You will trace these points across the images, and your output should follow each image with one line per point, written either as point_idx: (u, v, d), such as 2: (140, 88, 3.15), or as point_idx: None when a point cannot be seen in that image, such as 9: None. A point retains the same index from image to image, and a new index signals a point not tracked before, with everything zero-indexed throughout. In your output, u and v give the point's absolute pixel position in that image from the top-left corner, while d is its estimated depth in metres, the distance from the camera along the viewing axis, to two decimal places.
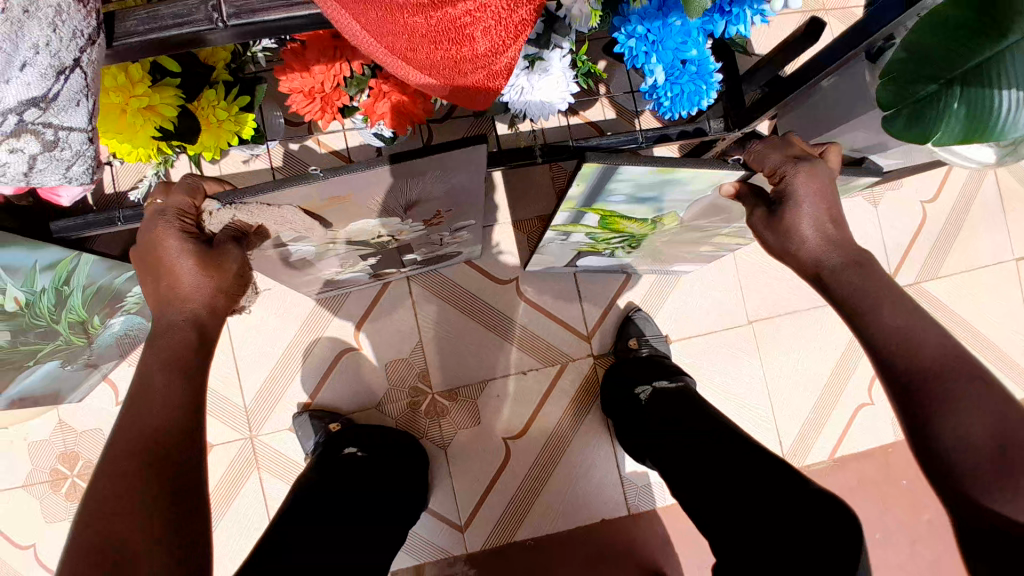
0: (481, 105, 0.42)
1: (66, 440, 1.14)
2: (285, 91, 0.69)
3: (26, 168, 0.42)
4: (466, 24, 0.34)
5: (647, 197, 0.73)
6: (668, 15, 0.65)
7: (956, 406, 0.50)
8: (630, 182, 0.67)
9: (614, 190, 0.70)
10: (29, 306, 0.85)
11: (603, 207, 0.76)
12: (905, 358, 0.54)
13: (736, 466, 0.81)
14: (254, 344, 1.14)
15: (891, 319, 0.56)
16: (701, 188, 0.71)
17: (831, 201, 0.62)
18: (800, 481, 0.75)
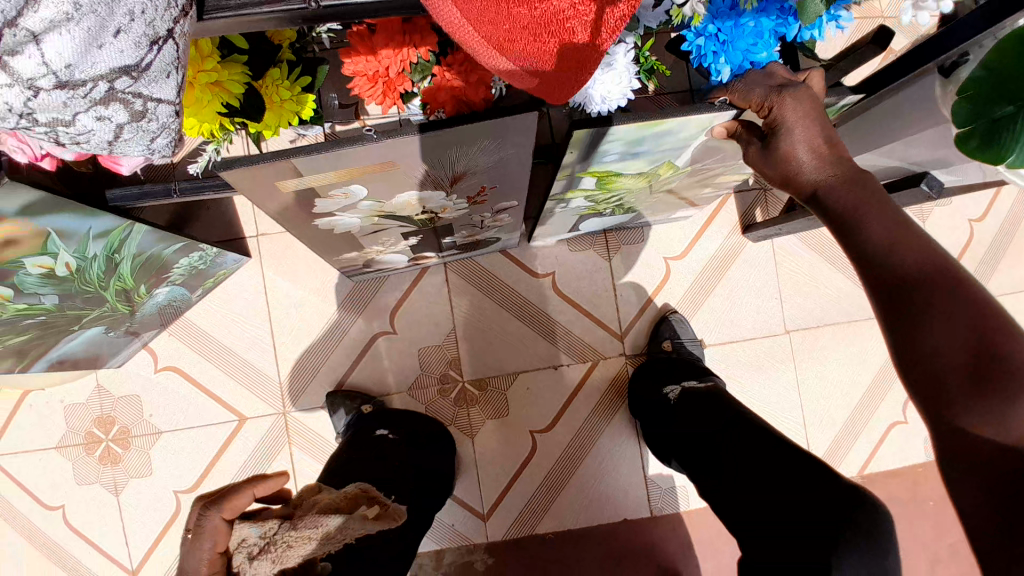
0: (564, 100, 0.41)
1: (104, 404, 1.16)
2: (347, 73, 0.68)
3: (105, 142, 0.37)
4: (568, 18, 0.35)
5: (641, 151, 0.72)
6: (742, 16, 0.63)
7: (941, 312, 0.49)
8: (620, 140, 0.67)
9: (607, 150, 0.69)
10: (80, 272, 0.84)
11: (601, 168, 0.76)
12: (888, 266, 0.52)
13: (769, 464, 0.80)
14: (289, 320, 1.15)
15: (877, 231, 0.54)
16: (692, 133, 0.70)
17: (824, 126, 0.61)
18: (831, 476, 0.74)
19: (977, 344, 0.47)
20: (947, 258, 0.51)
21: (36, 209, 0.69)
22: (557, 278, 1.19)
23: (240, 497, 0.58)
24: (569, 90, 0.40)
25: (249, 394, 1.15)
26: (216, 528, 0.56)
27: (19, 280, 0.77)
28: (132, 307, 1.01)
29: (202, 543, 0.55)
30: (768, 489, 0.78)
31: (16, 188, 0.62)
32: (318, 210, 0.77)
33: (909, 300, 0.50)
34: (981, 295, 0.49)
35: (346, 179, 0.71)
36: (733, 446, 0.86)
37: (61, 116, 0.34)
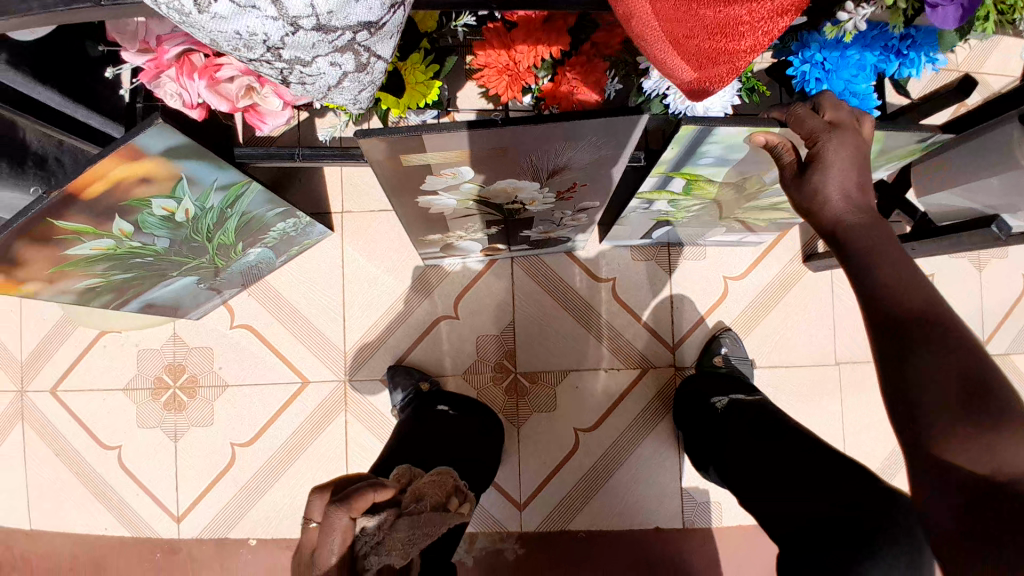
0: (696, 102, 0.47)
1: (176, 352, 1.23)
2: (477, 66, 0.75)
3: (327, 82, 0.44)
4: (742, 23, 0.40)
5: (735, 160, 0.76)
6: (849, 48, 0.70)
7: (934, 349, 0.47)
8: (719, 145, 0.70)
9: (704, 152, 0.73)
10: (194, 220, 0.91)
11: (693, 171, 0.80)
12: (891, 301, 0.51)
13: (820, 477, 0.82)
14: (362, 294, 1.22)
15: (884, 272, 0.52)
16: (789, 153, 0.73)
17: (861, 170, 0.58)
18: (870, 479, 0.79)
19: (969, 388, 0.46)
20: (948, 305, 0.50)
21: (177, 153, 0.76)
22: (618, 285, 1.24)
23: (367, 497, 0.54)
24: (715, 91, 0.44)
25: (313, 359, 1.22)
26: (346, 528, 0.51)
27: (141, 218, 0.84)
28: (225, 264, 1.08)
29: (332, 539, 0.51)
30: (818, 497, 0.80)
31: (165, 130, 0.70)
32: (426, 186, 0.83)
33: (905, 331, 0.49)
34: (979, 345, 0.48)
35: (459, 160, 0.75)
36: (776, 455, 0.89)
37: (304, 56, 0.40)
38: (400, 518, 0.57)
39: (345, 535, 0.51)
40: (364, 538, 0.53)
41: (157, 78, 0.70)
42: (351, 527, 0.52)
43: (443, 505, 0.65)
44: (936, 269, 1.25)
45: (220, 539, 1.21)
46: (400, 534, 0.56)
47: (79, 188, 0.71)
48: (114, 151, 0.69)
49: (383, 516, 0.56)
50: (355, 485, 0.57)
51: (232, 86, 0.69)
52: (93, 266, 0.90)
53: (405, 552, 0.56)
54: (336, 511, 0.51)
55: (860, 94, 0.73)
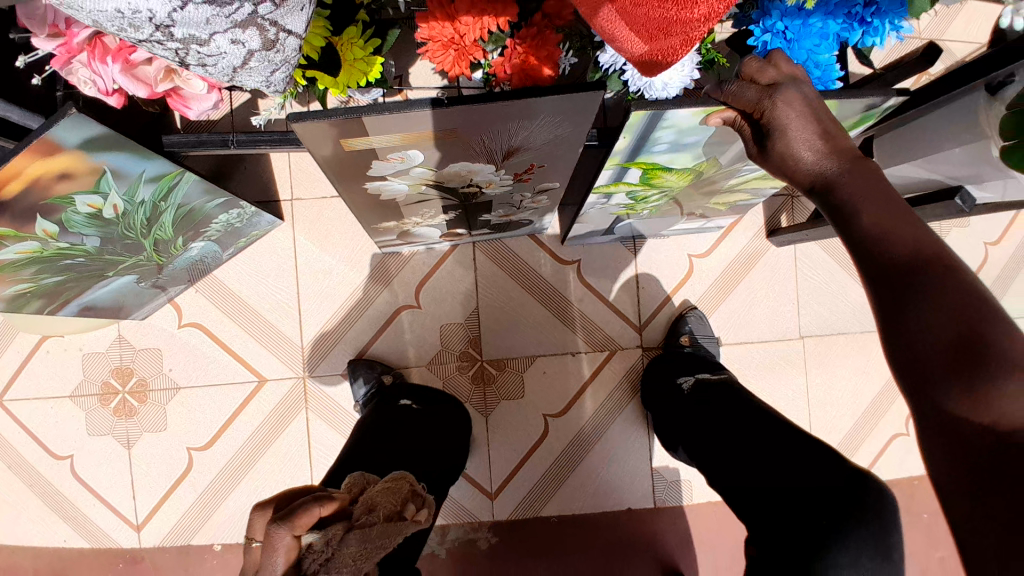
0: (653, 75, 0.43)
1: (123, 355, 1.16)
2: (421, 39, 0.70)
3: (231, 64, 0.38)
4: None
5: (691, 142, 0.73)
6: (810, 16, 0.67)
7: (928, 298, 0.45)
8: (673, 129, 0.68)
9: (657, 138, 0.71)
10: (125, 216, 0.85)
11: (648, 159, 0.77)
12: (881, 250, 0.48)
13: (785, 455, 0.81)
14: (318, 286, 1.17)
15: (871, 216, 0.50)
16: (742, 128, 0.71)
17: (819, 117, 0.55)
18: (834, 459, 0.79)
19: (964, 334, 0.43)
20: (947, 247, 0.46)
21: (96, 144, 0.69)
22: (582, 267, 1.21)
23: (312, 512, 0.50)
24: (669, 66, 0.41)
25: (270, 356, 1.17)
26: (290, 546, 0.47)
27: (66, 218, 0.78)
28: (166, 260, 1.02)
29: (275, 559, 0.47)
30: (787, 476, 0.79)
31: (82, 120, 0.64)
32: (372, 171, 0.77)
33: (897, 281, 0.46)
34: (980, 287, 0.45)
35: (408, 143, 0.70)
36: (743, 434, 0.89)
37: (199, 34, 0.35)
38: (350, 530, 0.54)
39: (291, 553, 0.48)
40: (310, 555, 0.49)
41: (69, 63, 0.64)
42: (296, 543, 0.48)
43: (398, 514, 0.62)
44: None
45: (183, 546, 1.16)
46: (350, 548, 0.53)
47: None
48: (27, 146, 0.63)
49: (330, 530, 0.52)
50: (300, 498, 0.53)
51: (151, 70, 0.64)
52: (20, 271, 0.83)
53: (360, 564, 0.53)
54: (280, 531, 0.47)
55: (822, 66, 0.72)
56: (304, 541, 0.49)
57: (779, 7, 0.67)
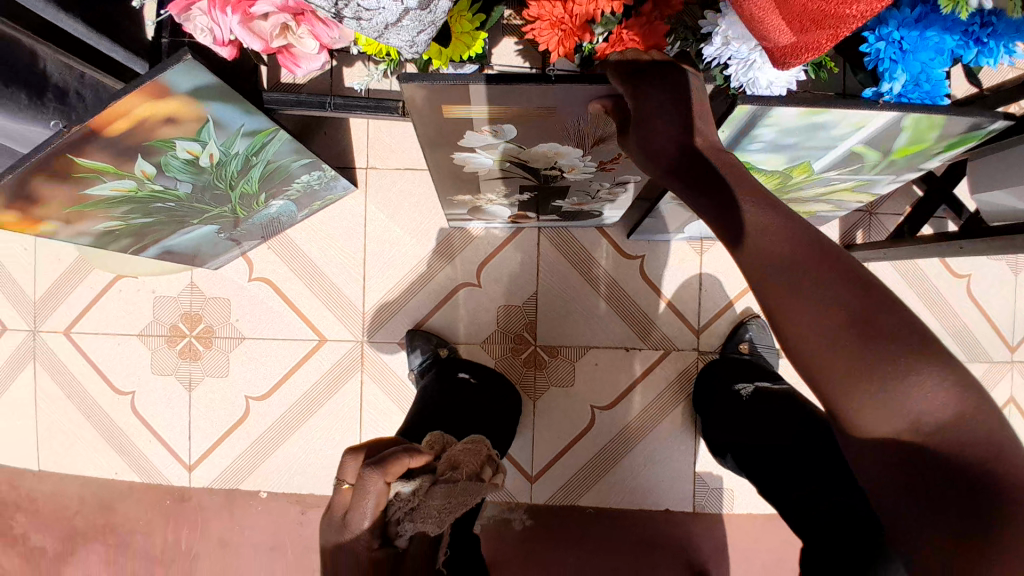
0: (788, 66, 0.42)
1: (192, 301, 1.21)
2: (528, 17, 0.68)
3: (385, 20, 0.39)
4: None
5: (787, 144, 0.72)
6: (928, 29, 0.64)
7: (805, 294, 0.44)
8: (773, 127, 0.68)
9: (756, 136, 0.70)
10: (219, 165, 0.88)
11: (740, 157, 0.76)
12: (761, 250, 0.47)
13: (817, 462, 0.83)
14: (384, 254, 1.19)
15: (752, 215, 0.48)
16: (844, 133, 0.70)
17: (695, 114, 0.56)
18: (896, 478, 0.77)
19: (853, 326, 0.42)
20: (827, 240, 0.46)
21: (206, 93, 0.72)
22: (645, 263, 1.20)
23: (402, 462, 0.52)
24: (809, 59, 0.40)
25: (331, 317, 1.20)
26: (381, 492, 0.49)
27: (165, 160, 0.81)
28: (247, 214, 1.05)
29: (367, 501, 0.49)
30: (845, 491, 0.80)
31: (194, 67, 0.66)
32: (464, 141, 0.78)
33: (775, 283, 0.45)
34: (872, 277, 0.44)
35: (505, 117, 0.70)
36: (784, 440, 0.88)
37: None
38: (434, 486, 0.56)
39: (384, 498, 0.50)
40: (397, 503, 0.52)
41: (188, 10, 0.66)
42: (388, 489, 0.50)
43: (477, 476, 0.64)
44: (976, 268, 1.20)
45: (231, 489, 1.21)
46: (435, 501, 0.55)
47: (102, 125, 0.68)
48: (141, 86, 0.66)
49: (415, 482, 0.54)
50: (390, 449, 0.55)
51: (266, 25, 0.65)
52: (114, 208, 0.87)
53: (440, 515, 0.55)
54: (375, 478, 0.49)
55: (934, 82, 0.68)
56: (393, 488, 0.52)
57: (898, 16, 0.64)
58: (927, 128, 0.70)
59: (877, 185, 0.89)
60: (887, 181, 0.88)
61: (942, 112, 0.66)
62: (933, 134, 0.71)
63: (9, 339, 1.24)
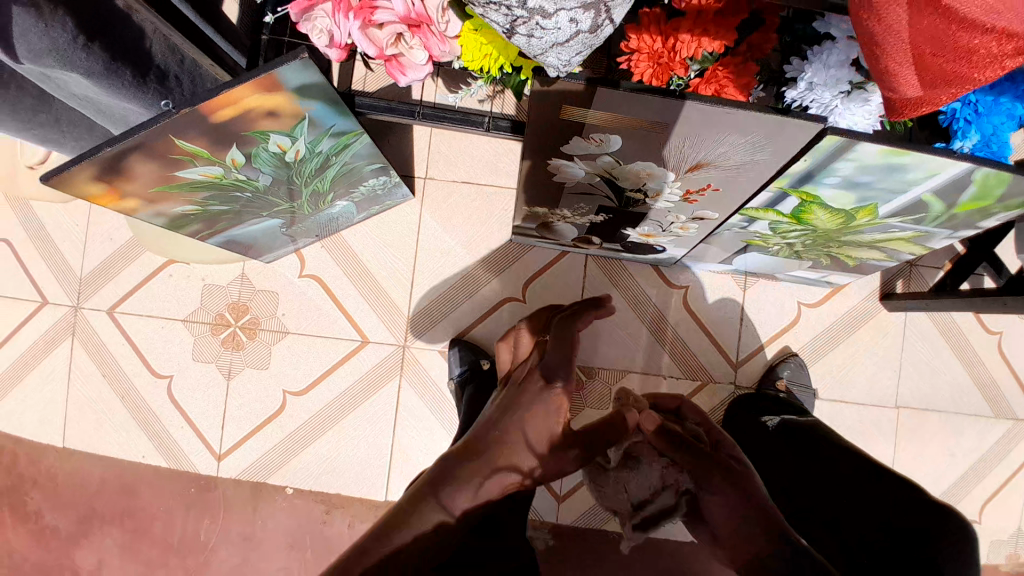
0: (897, 115, 0.47)
1: (241, 292, 1.23)
2: (626, 49, 0.71)
3: (556, 39, 0.42)
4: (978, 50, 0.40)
5: (861, 182, 0.78)
6: (1003, 95, 0.67)
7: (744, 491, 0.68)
8: (854, 164, 0.74)
9: (835, 170, 0.77)
10: (301, 161, 0.90)
11: (813, 190, 0.83)
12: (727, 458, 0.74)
13: (860, 496, 0.83)
14: (435, 262, 1.22)
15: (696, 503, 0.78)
16: (917, 180, 0.76)
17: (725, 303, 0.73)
18: (925, 506, 0.78)
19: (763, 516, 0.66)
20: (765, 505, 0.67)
21: (306, 91, 0.74)
22: (689, 294, 1.23)
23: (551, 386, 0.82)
24: (922, 113, 0.45)
25: (376, 320, 1.22)
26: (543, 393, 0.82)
27: (255, 151, 0.83)
28: (314, 210, 1.08)
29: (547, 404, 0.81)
30: (845, 528, 0.81)
31: (308, 66, 0.68)
32: (567, 147, 0.82)
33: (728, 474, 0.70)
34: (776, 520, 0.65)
35: (616, 125, 0.75)
36: (816, 480, 0.89)
37: (548, 7, 0.39)
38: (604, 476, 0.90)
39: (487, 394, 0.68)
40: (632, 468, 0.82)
41: (312, 9, 0.69)
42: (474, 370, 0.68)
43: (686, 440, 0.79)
44: (1009, 327, 1.23)
45: (257, 484, 1.21)
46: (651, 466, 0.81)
47: (210, 110, 0.70)
48: (253, 78, 0.68)
49: (657, 494, 0.81)
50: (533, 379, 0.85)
51: (382, 33, 0.69)
52: (196, 192, 0.89)
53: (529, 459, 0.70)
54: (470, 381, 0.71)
55: (1000, 143, 0.71)
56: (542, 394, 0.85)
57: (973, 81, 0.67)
58: (995, 185, 0.75)
59: (933, 239, 0.93)
60: (943, 236, 0.92)
61: (1010, 171, 0.71)
62: (1000, 191, 0.76)
63: (53, 313, 1.25)
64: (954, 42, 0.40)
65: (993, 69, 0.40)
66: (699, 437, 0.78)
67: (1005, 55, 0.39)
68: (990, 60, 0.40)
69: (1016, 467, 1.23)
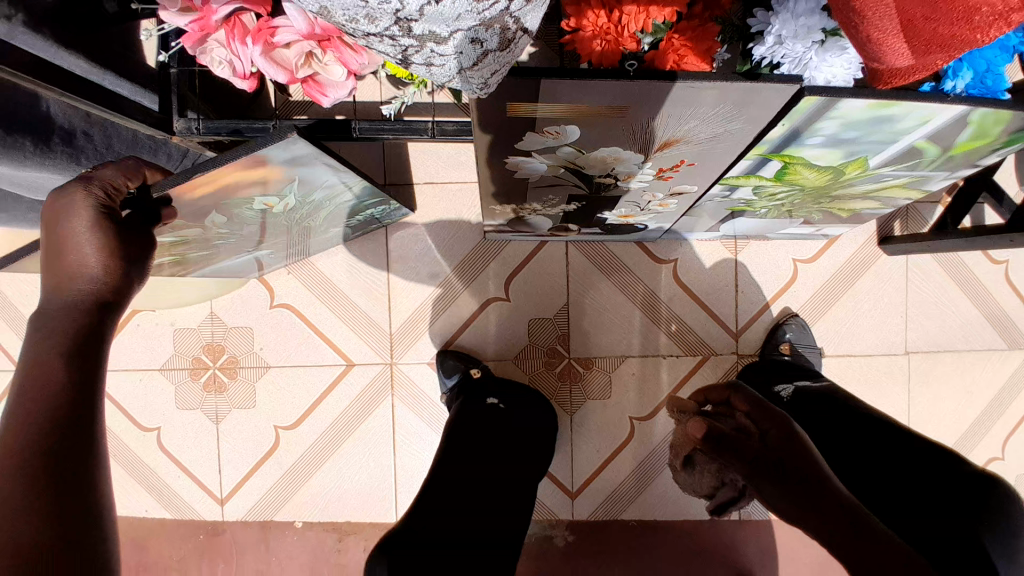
0: (886, 85, 0.40)
1: (215, 332, 1.17)
2: (569, 29, 0.63)
3: (459, 64, 0.35)
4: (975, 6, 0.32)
5: (848, 138, 0.71)
6: None
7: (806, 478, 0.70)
8: (838, 121, 0.67)
9: (817, 130, 0.69)
10: (292, 211, 0.84)
11: (795, 151, 0.76)
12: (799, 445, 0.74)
13: (876, 463, 0.80)
14: (409, 271, 1.16)
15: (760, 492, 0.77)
16: (908, 128, 0.69)
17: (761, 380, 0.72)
18: (951, 461, 0.74)
19: (825, 502, 0.68)
20: (834, 492, 0.68)
21: (297, 160, 0.67)
22: (679, 266, 1.17)
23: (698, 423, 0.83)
24: (915, 77, 0.38)
25: (358, 341, 1.16)
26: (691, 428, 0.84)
27: (241, 211, 0.77)
28: (305, 238, 1.01)
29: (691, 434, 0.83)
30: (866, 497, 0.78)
31: (294, 143, 0.62)
32: (522, 144, 0.73)
33: (796, 466, 0.72)
34: (849, 505, 0.67)
35: (570, 116, 0.66)
36: (837, 446, 0.85)
37: (440, 31, 0.32)
38: (685, 470, 0.95)
39: (76, 227, 0.53)
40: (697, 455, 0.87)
41: (204, 42, 0.62)
42: (101, 218, 0.54)
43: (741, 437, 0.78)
44: (1016, 254, 1.17)
45: (266, 522, 1.17)
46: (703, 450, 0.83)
47: (178, 194, 0.62)
48: (236, 159, 0.61)
49: (717, 490, 0.92)
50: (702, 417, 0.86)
51: (290, 53, 0.60)
52: (176, 248, 0.81)
53: (53, 342, 0.49)
54: (47, 195, 0.54)
55: (994, 79, 0.64)
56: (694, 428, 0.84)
57: None
58: (994, 122, 0.68)
59: (931, 181, 0.87)
60: (941, 177, 0.86)
61: (1009, 107, 0.64)
62: (999, 127, 0.69)
63: None
64: (949, 2, 0.32)
65: (997, 28, 0.32)
66: (748, 429, 0.80)
67: (1011, 10, 0.31)
68: (992, 19, 0.32)
69: None
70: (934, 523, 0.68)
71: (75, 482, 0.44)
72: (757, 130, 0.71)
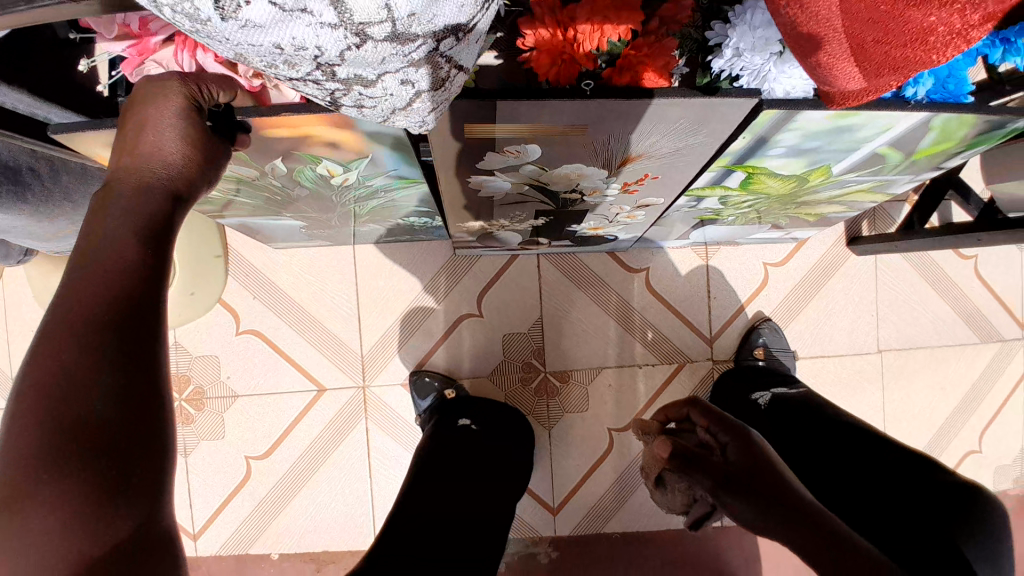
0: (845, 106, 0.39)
1: (179, 363, 1.13)
2: (522, 49, 0.61)
3: (394, 105, 0.34)
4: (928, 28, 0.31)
5: (811, 147, 0.70)
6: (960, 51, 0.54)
7: (778, 492, 0.71)
8: (800, 132, 0.66)
9: (778, 142, 0.69)
10: (347, 188, 0.77)
11: (760, 162, 0.75)
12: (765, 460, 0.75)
13: (855, 467, 0.80)
14: (379, 291, 1.14)
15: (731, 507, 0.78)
16: (871, 135, 0.68)
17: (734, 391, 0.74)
18: (933, 470, 0.74)
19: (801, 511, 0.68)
20: (807, 505, 0.68)
21: (384, 141, 0.58)
22: (650, 276, 1.16)
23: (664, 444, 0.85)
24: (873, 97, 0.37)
25: (329, 365, 1.14)
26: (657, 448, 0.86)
27: (300, 170, 0.68)
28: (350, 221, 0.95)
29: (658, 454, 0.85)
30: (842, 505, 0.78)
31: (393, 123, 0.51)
32: (483, 165, 0.72)
33: (763, 476, 0.73)
34: (823, 516, 0.67)
35: (529, 136, 0.64)
36: (807, 454, 0.86)
37: (366, 74, 0.30)
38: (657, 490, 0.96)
39: (160, 111, 0.43)
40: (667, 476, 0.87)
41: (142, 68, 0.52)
42: (191, 112, 0.45)
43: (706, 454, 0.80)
44: (981, 250, 1.19)
45: (241, 555, 1.14)
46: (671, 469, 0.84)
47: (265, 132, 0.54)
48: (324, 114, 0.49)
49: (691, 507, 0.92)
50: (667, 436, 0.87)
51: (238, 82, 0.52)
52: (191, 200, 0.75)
53: (123, 216, 0.40)
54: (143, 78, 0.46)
55: (956, 83, 0.61)
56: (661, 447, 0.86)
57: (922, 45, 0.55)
58: (956, 127, 0.68)
59: (895, 186, 0.87)
60: (905, 181, 0.86)
61: (968, 113, 0.64)
62: (960, 132, 0.70)
63: None
64: (903, 24, 0.31)
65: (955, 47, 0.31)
66: (709, 445, 0.82)
67: (971, 27, 0.30)
68: (950, 39, 0.31)
69: (1007, 386, 1.20)
70: (909, 525, 0.69)
71: (147, 377, 0.36)
72: (720, 144, 0.70)
